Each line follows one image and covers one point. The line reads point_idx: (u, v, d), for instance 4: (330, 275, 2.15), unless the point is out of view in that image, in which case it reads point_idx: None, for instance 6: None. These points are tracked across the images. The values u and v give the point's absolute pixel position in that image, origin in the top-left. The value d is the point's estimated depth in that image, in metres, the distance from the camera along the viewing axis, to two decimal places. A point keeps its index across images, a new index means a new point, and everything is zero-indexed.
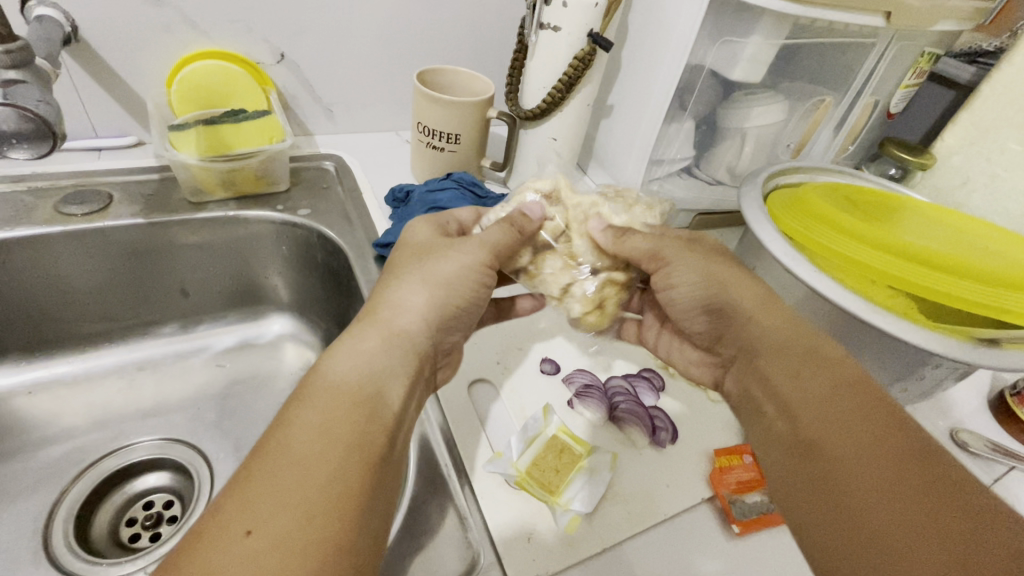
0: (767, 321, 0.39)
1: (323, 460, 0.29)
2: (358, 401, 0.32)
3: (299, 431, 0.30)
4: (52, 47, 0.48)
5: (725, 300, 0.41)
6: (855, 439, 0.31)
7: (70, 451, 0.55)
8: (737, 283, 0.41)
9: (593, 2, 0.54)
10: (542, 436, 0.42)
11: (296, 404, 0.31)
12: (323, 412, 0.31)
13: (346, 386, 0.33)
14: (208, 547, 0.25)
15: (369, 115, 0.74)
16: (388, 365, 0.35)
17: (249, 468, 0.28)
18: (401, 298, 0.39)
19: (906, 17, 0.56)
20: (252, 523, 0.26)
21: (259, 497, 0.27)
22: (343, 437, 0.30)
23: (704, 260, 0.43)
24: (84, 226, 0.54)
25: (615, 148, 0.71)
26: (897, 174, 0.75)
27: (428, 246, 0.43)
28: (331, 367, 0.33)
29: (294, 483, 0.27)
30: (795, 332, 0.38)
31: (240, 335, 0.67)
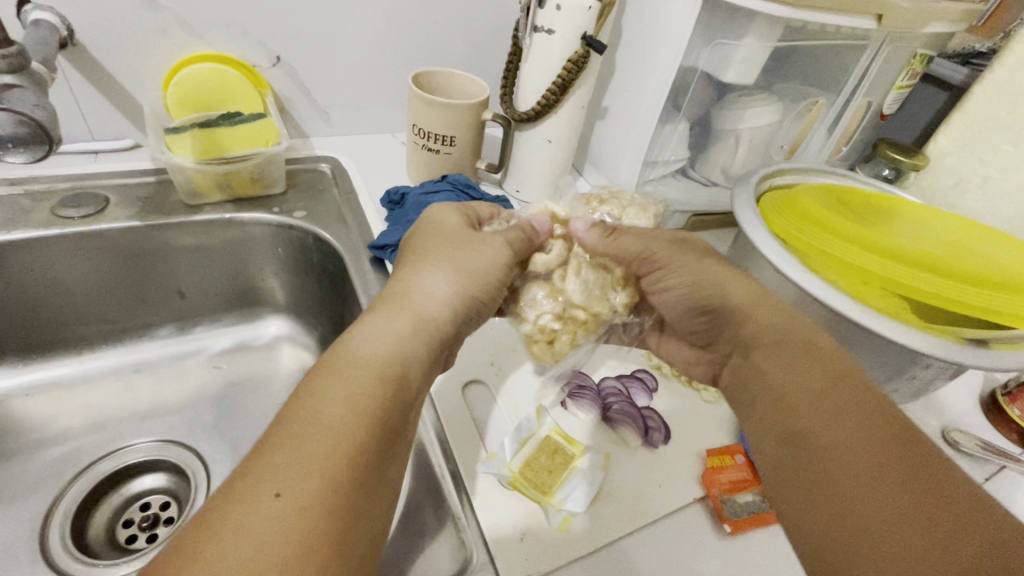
0: (763, 315, 0.40)
1: (349, 434, 0.29)
2: (387, 380, 0.32)
3: (330, 401, 0.30)
4: (48, 51, 0.49)
5: (719, 297, 0.42)
6: (845, 432, 0.31)
7: (67, 453, 0.56)
8: (729, 278, 0.43)
9: (586, 5, 0.54)
10: (535, 436, 0.43)
11: (324, 375, 0.31)
12: (353, 385, 0.31)
13: (376, 362, 0.33)
14: (235, 506, 0.26)
15: (364, 117, 0.74)
16: (416, 351, 0.35)
17: (275, 434, 0.29)
18: (432, 281, 0.39)
19: (897, 20, 0.56)
20: (281, 487, 0.26)
21: (286, 462, 0.27)
22: (371, 412, 0.30)
23: (699, 259, 0.44)
24: (80, 229, 0.54)
25: (610, 150, 0.72)
26: (890, 176, 0.75)
27: (457, 234, 0.43)
28: (364, 343, 0.34)
29: (322, 452, 0.28)
30: (788, 327, 0.38)
31: (237, 337, 0.67)
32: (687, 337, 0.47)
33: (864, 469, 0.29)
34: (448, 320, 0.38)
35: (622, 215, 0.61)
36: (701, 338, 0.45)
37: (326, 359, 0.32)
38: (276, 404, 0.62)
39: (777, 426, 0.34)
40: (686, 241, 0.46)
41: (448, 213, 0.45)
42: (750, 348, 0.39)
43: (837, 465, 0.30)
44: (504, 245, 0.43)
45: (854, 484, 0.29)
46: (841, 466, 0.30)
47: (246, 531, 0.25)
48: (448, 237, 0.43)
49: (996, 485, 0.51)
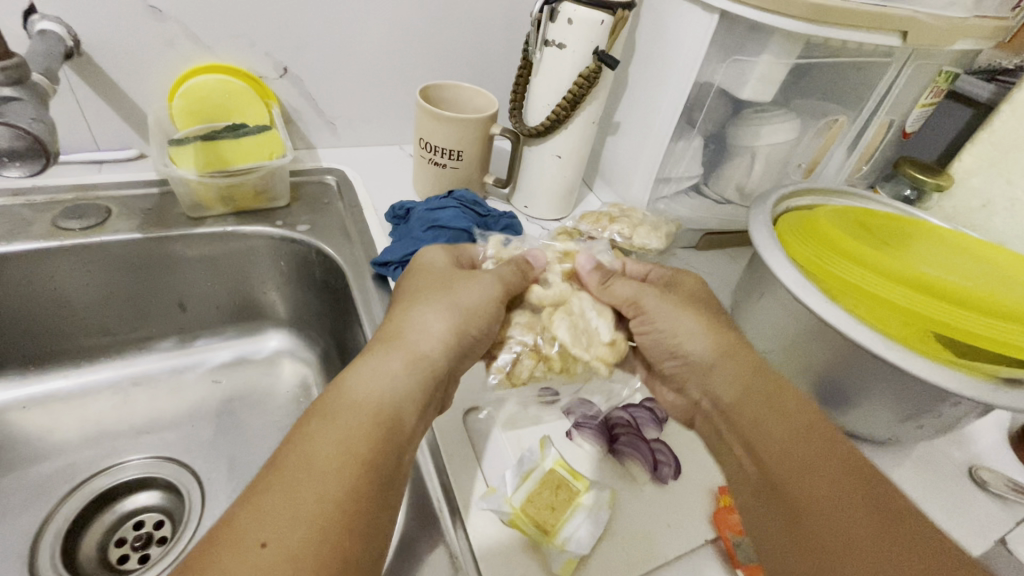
0: (735, 364, 0.41)
1: (337, 479, 0.29)
2: (378, 421, 0.32)
3: (318, 444, 0.30)
4: (51, 61, 0.48)
5: (692, 347, 0.42)
6: (816, 485, 0.33)
7: (62, 468, 0.55)
8: (706, 329, 0.42)
9: (599, 19, 0.53)
10: (539, 469, 0.41)
11: (315, 419, 0.31)
12: (342, 426, 0.31)
13: (368, 402, 0.33)
14: (226, 555, 0.25)
15: (372, 128, 0.73)
16: (409, 389, 0.34)
17: (266, 482, 0.28)
18: (422, 318, 0.38)
19: (924, 37, 0.54)
20: (267, 535, 0.26)
21: (273, 508, 0.27)
22: (359, 456, 0.30)
23: (678, 306, 0.44)
24: (81, 241, 0.54)
25: (621, 165, 0.70)
26: (911, 196, 0.73)
27: (446, 271, 0.43)
28: (355, 384, 0.33)
29: (310, 498, 0.28)
30: (760, 375, 0.40)
31: (238, 351, 0.66)
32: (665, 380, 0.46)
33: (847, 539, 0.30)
34: (443, 355, 0.37)
35: (633, 234, 0.59)
36: (672, 384, 0.45)
37: (319, 403, 0.32)
38: (274, 421, 0.61)
39: (760, 490, 0.36)
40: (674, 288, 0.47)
41: (437, 255, 0.45)
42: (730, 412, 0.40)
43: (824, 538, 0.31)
44: (493, 280, 0.42)
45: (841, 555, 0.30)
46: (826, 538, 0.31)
47: None
48: (439, 275, 0.42)
49: None
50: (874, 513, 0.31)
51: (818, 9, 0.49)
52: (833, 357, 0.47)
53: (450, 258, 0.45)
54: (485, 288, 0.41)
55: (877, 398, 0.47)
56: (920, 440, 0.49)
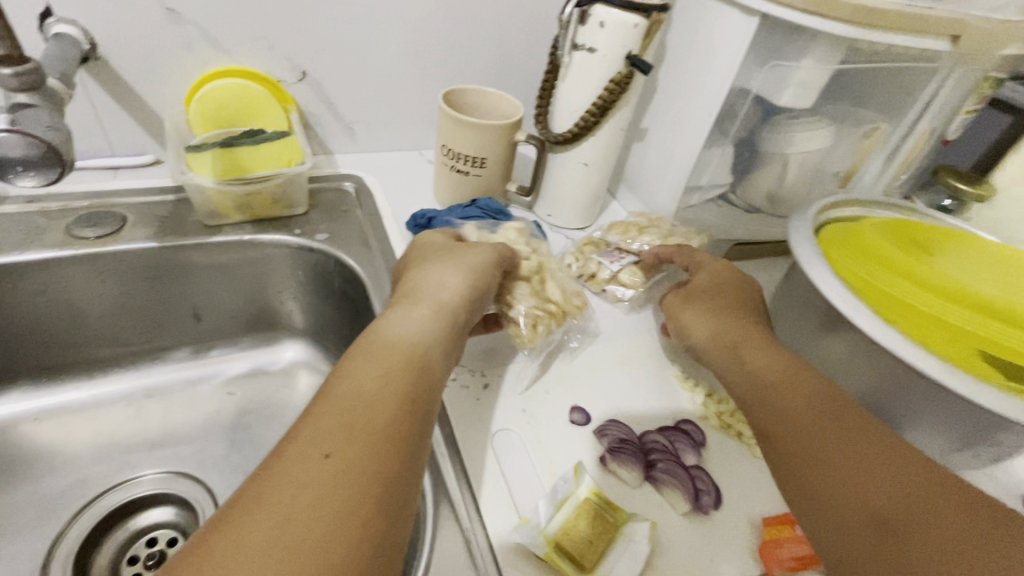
0: (726, 335, 0.45)
1: (382, 407, 0.31)
2: (413, 359, 0.35)
3: (363, 377, 0.32)
4: (66, 66, 0.46)
5: (696, 342, 0.47)
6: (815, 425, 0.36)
7: (74, 483, 0.53)
8: (704, 318, 0.48)
9: (633, 22, 0.50)
10: (573, 499, 0.38)
11: (355, 358, 0.34)
12: (383, 363, 0.34)
13: (403, 342, 0.36)
14: (293, 465, 0.27)
15: (391, 133, 0.71)
16: (435, 331, 0.38)
17: (316, 410, 0.30)
18: (437, 277, 0.42)
19: (975, 41, 0.52)
20: (328, 447, 0.28)
21: (328, 427, 0.29)
22: (400, 387, 0.33)
23: (686, 304, 0.50)
24: (96, 250, 0.52)
25: (649, 173, 0.68)
26: (950, 206, 0.71)
27: (443, 244, 0.48)
28: (389, 330, 0.37)
29: (359, 421, 0.30)
30: (743, 337, 0.44)
31: (253, 362, 0.64)
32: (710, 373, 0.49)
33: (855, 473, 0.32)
34: (461, 306, 0.41)
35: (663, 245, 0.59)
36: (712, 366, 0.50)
37: (358, 345, 0.35)
38: None
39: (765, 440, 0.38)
40: (693, 287, 0.51)
41: (433, 235, 0.49)
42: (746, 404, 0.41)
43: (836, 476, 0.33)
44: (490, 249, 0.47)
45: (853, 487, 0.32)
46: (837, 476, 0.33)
47: (305, 488, 0.26)
48: (441, 248, 0.47)
49: None
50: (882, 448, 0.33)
51: (866, 11, 0.46)
52: (880, 380, 0.45)
53: (445, 238, 0.49)
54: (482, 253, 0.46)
55: (928, 424, 0.45)
56: (972, 467, 0.46)
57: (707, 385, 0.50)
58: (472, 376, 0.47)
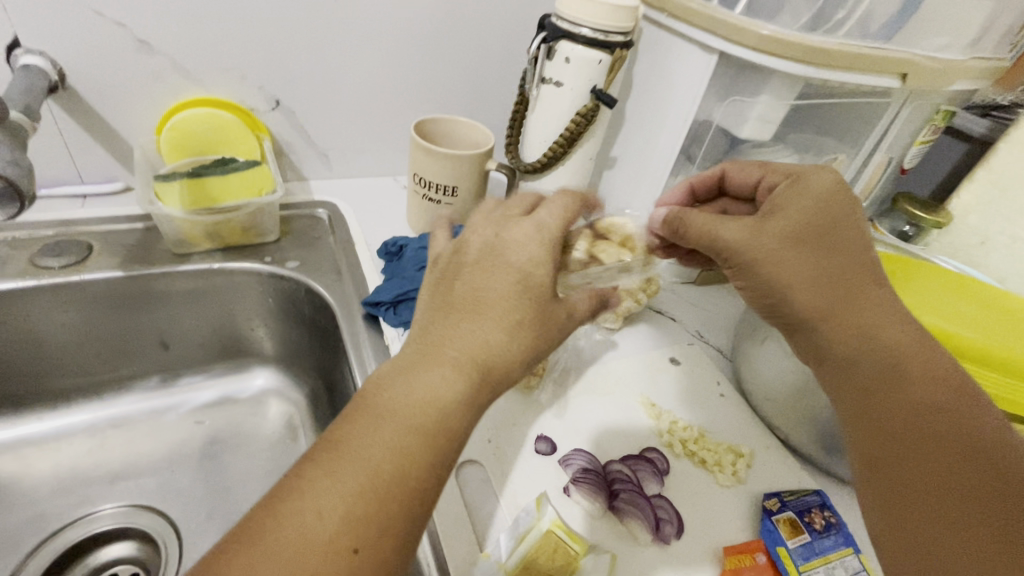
0: (847, 320, 0.37)
1: (390, 486, 0.28)
2: (432, 438, 0.30)
3: (375, 445, 0.29)
4: (33, 97, 0.47)
5: (788, 294, 0.38)
6: (926, 453, 0.34)
7: (30, 519, 0.52)
8: (802, 274, 0.38)
9: (597, 58, 0.52)
10: (535, 530, 0.39)
11: (370, 414, 0.30)
12: (401, 432, 0.30)
13: (425, 407, 0.31)
14: (297, 552, 0.26)
15: (365, 160, 0.72)
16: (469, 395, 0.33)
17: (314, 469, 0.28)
18: (484, 328, 0.33)
19: (920, 78, 0.54)
20: (356, 541, 0.27)
21: (325, 509, 0.27)
22: (416, 467, 0.29)
23: (787, 245, 0.38)
24: (59, 280, 0.52)
25: (619, 200, 0.69)
26: (909, 232, 0.72)
27: (525, 249, 0.36)
28: (412, 389, 0.31)
29: (359, 503, 0.27)
30: (869, 319, 0.37)
31: (223, 390, 0.63)
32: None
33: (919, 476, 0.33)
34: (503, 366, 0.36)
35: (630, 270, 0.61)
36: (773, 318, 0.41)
37: (372, 405, 0.31)
38: (258, 465, 0.58)
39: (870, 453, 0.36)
40: (787, 218, 0.39)
41: (489, 227, 0.38)
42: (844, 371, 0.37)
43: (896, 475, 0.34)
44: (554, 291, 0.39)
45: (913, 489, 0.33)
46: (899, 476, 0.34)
47: None
48: (504, 257, 0.36)
49: None
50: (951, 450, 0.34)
51: (817, 52, 0.48)
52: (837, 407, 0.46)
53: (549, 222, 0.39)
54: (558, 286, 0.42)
55: None
56: None
57: (671, 412, 0.51)
58: None
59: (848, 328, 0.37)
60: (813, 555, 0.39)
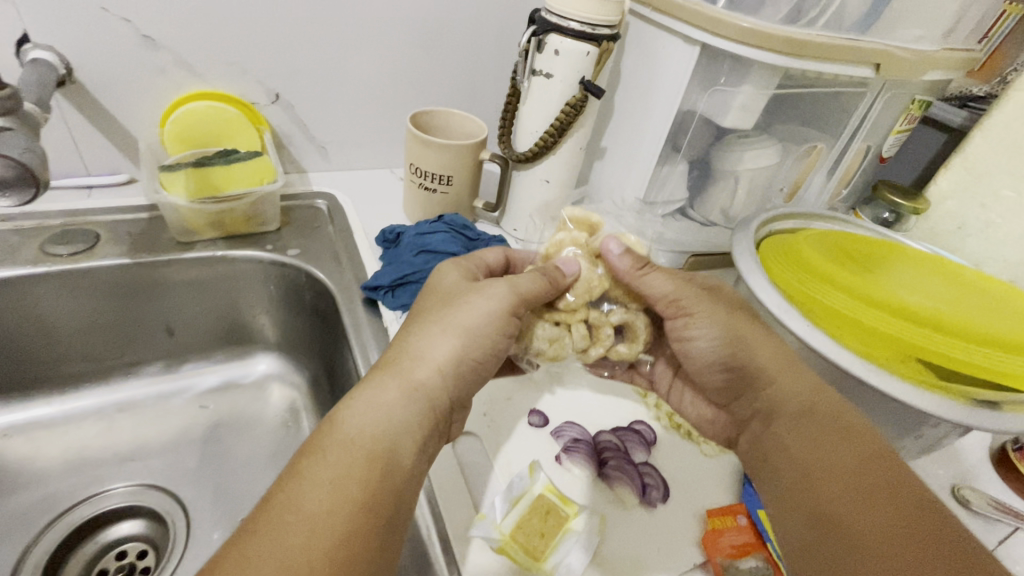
0: (787, 381, 0.41)
1: (329, 519, 0.29)
2: (372, 460, 0.31)
3: (309, 486, 0.30)
4: (43, 90, 0.48)
5: (747, 358, 0.42)
6: (857, 503, 0.33)
7: (42, 498, 0.54)
8: (752, 339, 0.42)
9: (585, 50, 0.54)
10: (528, 495, 0.42)
11: (308, 457, 0.31)
12: (335, 467, 0.30)
13: (363, 439, 0.32)
14: None
15: (362, 152, 0.74)
16: (406, 421, 0.34)
17: (253, 524, 0.28)
18: (426, 346, 0.37)
19: (895, 68, 0.56)
20: None
21: (264, 557, 0.27)
22: (355, 496, 0.30)
23: (724, 310, 0.43)
24: (68, 267, 0.53)
25: (609, 189, 0.71)
26: (890, 218, 0.74)
27: (454, 290, 0.41)
28: (353, 421, 0.33)
29: (297, 546, 0.27)
30: (810, 393, 0.40)
31: (226, 375, 0.65)
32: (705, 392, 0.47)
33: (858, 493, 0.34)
34: (442, 391, 0.36)
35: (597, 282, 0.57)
36: (721, 396, 0.45)
37: (314, 437, 0.32)
38: (263, 447, 0.60)
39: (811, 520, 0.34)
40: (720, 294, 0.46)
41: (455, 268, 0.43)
42: (777, 416, 0.40)
43: (836, 499, 0.34)
44: (505, 291, 0.39)
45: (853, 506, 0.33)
46: (838, 500, 0.34)
47: None
48: (442, 296, 0.41)
49: (1009, 549, 0.48)
50: (886, 457, 0.35)
51: (795, 44, 0.50)
52: None
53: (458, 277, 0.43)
54: (535, 283, 0.40)
55: None
56: (906, 459, 0.50)
57: None
58: None
59: (791, 392, 0.40)
60: None
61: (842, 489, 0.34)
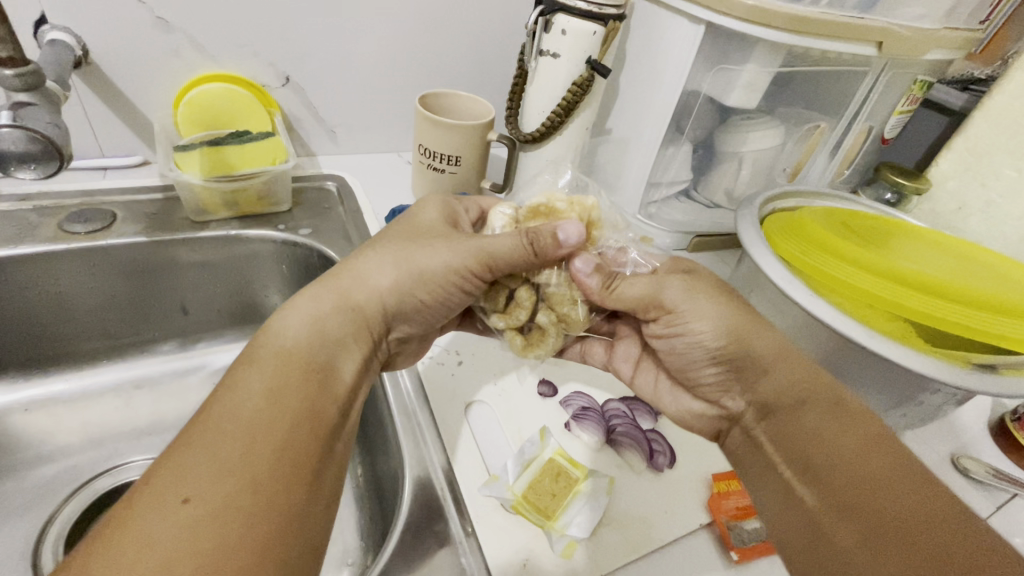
0: (785, 373, 0.39)
1: (270, 427, 0.30)
2: (309, 372, 0.33)
3: (248, 392, 0.31)
4: (62, 70, 0.49)
5: (738, 351, 0.40)
6: (864, 491, 0.32)
7: (64, 470, 0.55)
8: (751, 332, 0.40)
9: (592, 29, 0.55)
10: (539, 459, 0.43)
11: (243, 368, 0.32)
12: (272, 377, 0.32)
13: (298, 351, 0.34)
14: (143, 509, 0.26)
15: (370, 136, 0.75)
16: (341, 339, 0.36)
17: (191, 432, 0.29)
18: (367, 272, 0.38)
19: (897, 46, 0.57)
20: (189, 492, 0.26)
21: (202, 463, 0.28)
22: (293, 407, 0.31)
23: (713, 300, 0.41)
24: (87, 244, 0.55)
25: (613, 171, 0.72)
26: (891, 199, 0.75)
27: (417, 228, 0.41)
28: (285, 333, 0.34)
29: (239, 453, 0.28)
30: (809, 380, 0.38)
31: (239, 354, 0.67)
32: (697, 387, 0.45)
33: (873, 477, 0.33)
34: (376, 315, 0.38)
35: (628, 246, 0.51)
36: (714, 390, 0.43)
37: (249, 347, 0.34)
38: None
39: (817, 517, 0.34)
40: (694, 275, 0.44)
41: (434, 207, 0.43)
42: (774, 409, 0.39)
43: (837, 490, 0.33)
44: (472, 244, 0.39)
45: (864, 498, 0.32)
46: (849, 486, 0.33)
47: (153, 538, 0.25)
48: (407, 232, 0.41)
49: (1008, 514, 0.50)
50: (879, 442, 0.34)
51: (800, 21, 0.51)
52: (820, 353, 0.49)
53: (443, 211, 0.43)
54: (509, 247, 0.38)
55: (862, 390, 0.49)
56: (905, 428, 0.51)
57: None
58: (447, 356, 0.50)
59: (792, 380, 0.38)
60: None
61: (849, 475, 0.33)
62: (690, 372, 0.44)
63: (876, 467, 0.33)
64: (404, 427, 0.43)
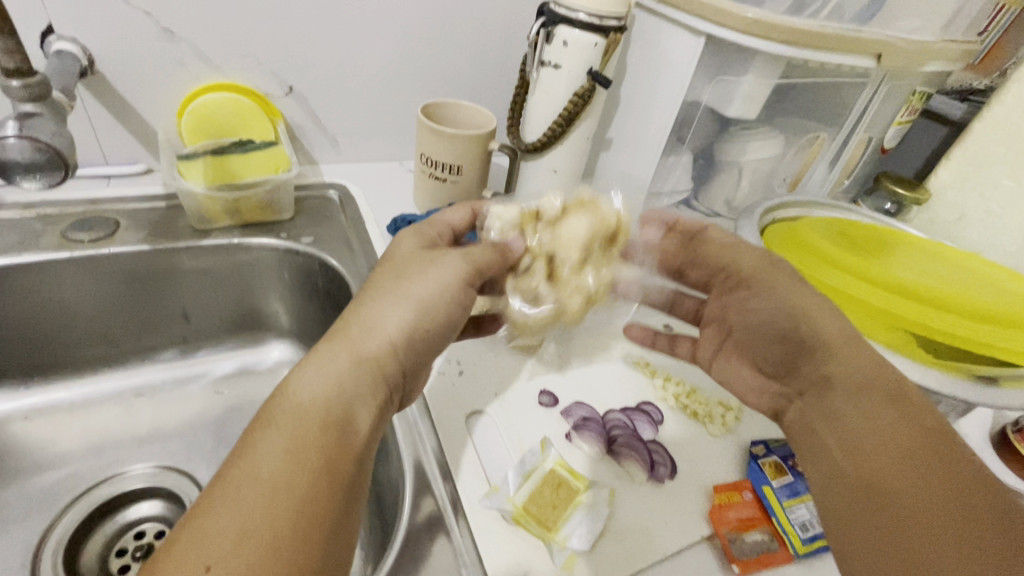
0: (843, 354, 0.39)
1: (289, 487, 0.29)
2: (327, 427, 0.32)
3: (266, 454, 0.30)
4: (68, 79, 0.50)
5: (808, 326, 0.41)
6: (906, 473, 0.32)
7: (64, 478, 0.55)
8: (819, 313, 0.41)
9: (593, 41, 0.56)
10: (540, 470, 0.43)
11: (260, 429, 0.31)
12: (290, 435, 0.31)
13: (314, 407, 0.32)
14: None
15: (373, 145, 0.75)
16: (355, 390, 0.34)
17: (209, 496, 0.29)
18: (377, 317, 0.37)
19: (895, 59, 0.58)
20: (211, 559, 0.26)
21: (223, 528, 0.27)
22: (312, 465, 0.30)
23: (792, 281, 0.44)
24: (89, 252, 0.55)
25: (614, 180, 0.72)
26: (891, 209, 0.75)
27: (409, 261, 0.40)
28: (301, 391, 0.33)
29: (257, 517, 0.28)
30: (867, 364, 0.38)
31: (240, 361, 0.67)
32: (756, 361, 0.45)
33: (919, 469, 0.32)
34: (389, 357, 0.36)
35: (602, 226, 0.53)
36: (775, 367, 0.43)
37: (264, 409, 0.32)
38: None
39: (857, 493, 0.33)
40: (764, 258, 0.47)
41: (413, 237, 0.43)
42: (833, 385, 0.38)
43: (877, 471, 0.33)
44: (460, 260, 0.40)
45: (905, 481, 0.32)
46: (891, 474, 0.32)
47: None
48: (397, 268, 0.40)
49: None
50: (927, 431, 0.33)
51: (799, 33, 0.52)
52: None
53: (466, 215, 0.48)
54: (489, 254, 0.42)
55: None
56: None
57: (664, 371, 0.55)
58: (448, 365, 0.50)
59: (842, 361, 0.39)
60: (798, 493, 0.43)
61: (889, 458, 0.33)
62: (756, 346, 0.45)
63: (921, 457, 0.32)
64: (404, 436, 0.44)
